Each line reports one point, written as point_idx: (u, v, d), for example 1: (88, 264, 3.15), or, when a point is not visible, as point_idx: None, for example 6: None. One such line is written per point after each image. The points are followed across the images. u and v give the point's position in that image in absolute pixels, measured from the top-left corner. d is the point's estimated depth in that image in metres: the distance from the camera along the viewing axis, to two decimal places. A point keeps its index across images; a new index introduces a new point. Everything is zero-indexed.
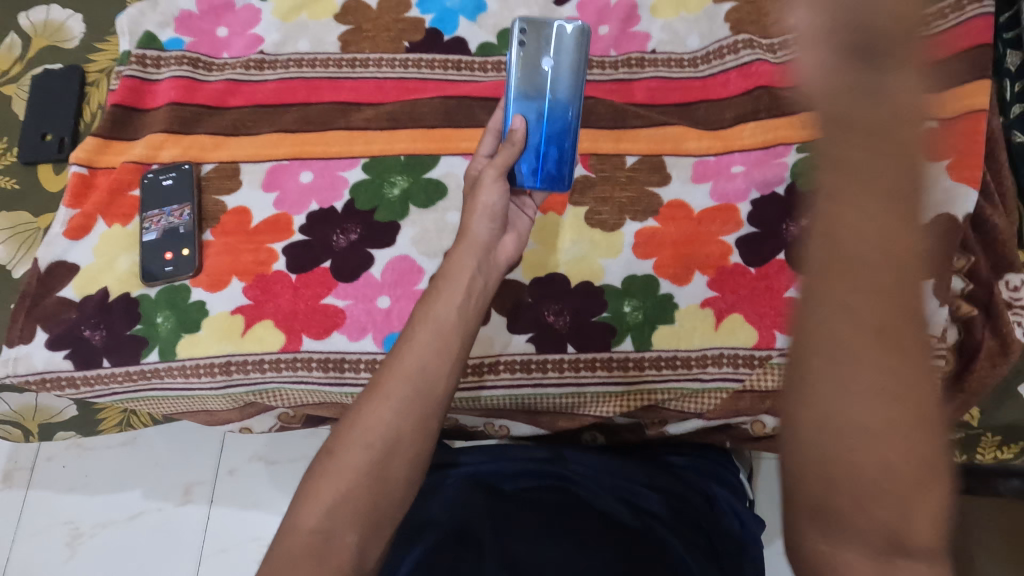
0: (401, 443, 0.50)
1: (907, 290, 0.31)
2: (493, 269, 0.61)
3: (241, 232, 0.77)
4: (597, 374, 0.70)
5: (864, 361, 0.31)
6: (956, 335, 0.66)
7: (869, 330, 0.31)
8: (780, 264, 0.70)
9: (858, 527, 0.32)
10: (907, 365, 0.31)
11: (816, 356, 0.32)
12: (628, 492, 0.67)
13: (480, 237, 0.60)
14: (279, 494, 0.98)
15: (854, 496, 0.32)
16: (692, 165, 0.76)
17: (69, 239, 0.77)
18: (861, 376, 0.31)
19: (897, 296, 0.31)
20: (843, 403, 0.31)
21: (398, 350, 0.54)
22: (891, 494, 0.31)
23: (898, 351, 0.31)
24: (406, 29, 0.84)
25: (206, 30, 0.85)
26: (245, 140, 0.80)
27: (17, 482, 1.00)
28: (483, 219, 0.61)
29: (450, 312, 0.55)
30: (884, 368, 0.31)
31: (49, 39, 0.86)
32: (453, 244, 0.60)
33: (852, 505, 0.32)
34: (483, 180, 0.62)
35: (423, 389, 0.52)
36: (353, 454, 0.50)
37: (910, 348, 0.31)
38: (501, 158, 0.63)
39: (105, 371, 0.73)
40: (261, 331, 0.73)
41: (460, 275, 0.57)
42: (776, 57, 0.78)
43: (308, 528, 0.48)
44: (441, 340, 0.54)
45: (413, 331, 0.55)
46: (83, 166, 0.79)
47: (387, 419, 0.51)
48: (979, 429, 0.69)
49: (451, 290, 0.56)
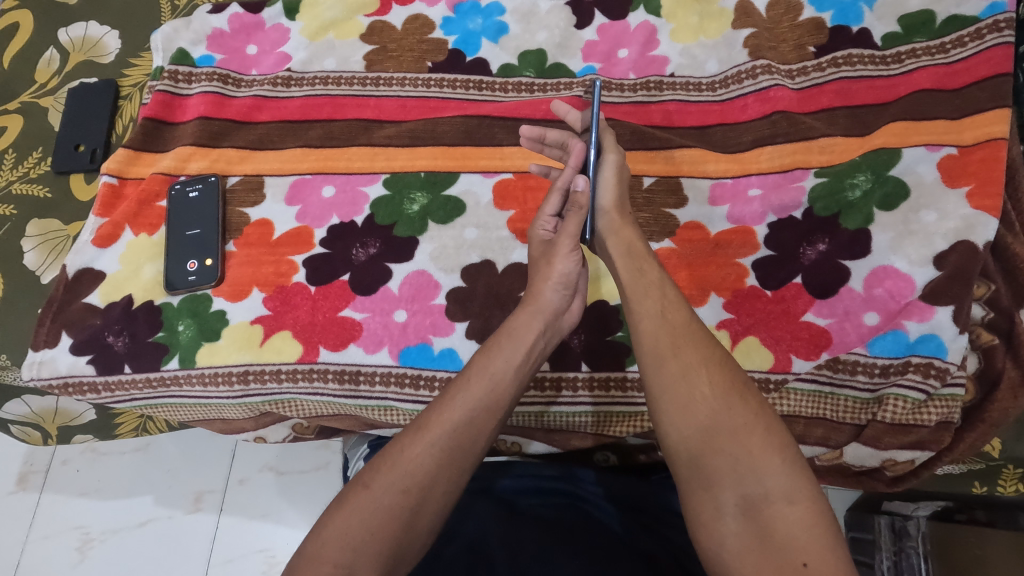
0: (433, 493, 0.51)
1: (681, 344, 0.53)
2: (555, 334, 0.64)
3: (263, 243, 0.78)
4: (615, 395, 0.71)
5: (677, 394, 0.51)
6: (975, 364, 0.65)
7: (667, 354, 0.53)
8: (797, 287, 0.70)
9: (736, 515, 0.47)
10: (704, 387, 0.51)
11: (659, 408, 0.52)
12: (644, 516, 0.66)
13: (550, 303, 0.63)
14: (288, 504, 0.98)
15: (719, 481, 0.48)
16: (709, 188, 0.77)
17: (96, 247, 0.79)
18: (680, 405, 0.51)
19: (676, 350, 0.53)
20: (679, 423, 0.50)
21: (447, 398, 0.55)
22: (736, 475, 0.47)
23: (694, 380, 0.51)
24: (429, 50, 0.86)
25: (237, 48, 0.88)
26: (271, 154, 0.82)
27: (31, 485, 1.02)
28: (557, 286, 0.64)
29: (506, 369, 0.57)
30: (688, 394, 0.51)
31: (86, 54, 0.89)
32: (523, 305, 0.63)
33: (722, 493, 0.47)
34: (558, 249, 0.65)
35: (465, 443, 0.52)
36: (388, 496, 0.50)
37: (699, 377, 0.51)
38: (570, 225, 0.65)
39: (126, 378, 0.74)
40: (279, 342, 0.74)
41: (525, 335, 0.60)
42: (795, 83, 0.79)
43: (330, 559, 0.47)
44: (492, 397, 0.55)
45: (466, 378, 0.56)
46: (113, 176, 0.81)
47: (427, 467, 0.51)
48: (1000, 460, 0.67)
49: (512, 349, 0.58)
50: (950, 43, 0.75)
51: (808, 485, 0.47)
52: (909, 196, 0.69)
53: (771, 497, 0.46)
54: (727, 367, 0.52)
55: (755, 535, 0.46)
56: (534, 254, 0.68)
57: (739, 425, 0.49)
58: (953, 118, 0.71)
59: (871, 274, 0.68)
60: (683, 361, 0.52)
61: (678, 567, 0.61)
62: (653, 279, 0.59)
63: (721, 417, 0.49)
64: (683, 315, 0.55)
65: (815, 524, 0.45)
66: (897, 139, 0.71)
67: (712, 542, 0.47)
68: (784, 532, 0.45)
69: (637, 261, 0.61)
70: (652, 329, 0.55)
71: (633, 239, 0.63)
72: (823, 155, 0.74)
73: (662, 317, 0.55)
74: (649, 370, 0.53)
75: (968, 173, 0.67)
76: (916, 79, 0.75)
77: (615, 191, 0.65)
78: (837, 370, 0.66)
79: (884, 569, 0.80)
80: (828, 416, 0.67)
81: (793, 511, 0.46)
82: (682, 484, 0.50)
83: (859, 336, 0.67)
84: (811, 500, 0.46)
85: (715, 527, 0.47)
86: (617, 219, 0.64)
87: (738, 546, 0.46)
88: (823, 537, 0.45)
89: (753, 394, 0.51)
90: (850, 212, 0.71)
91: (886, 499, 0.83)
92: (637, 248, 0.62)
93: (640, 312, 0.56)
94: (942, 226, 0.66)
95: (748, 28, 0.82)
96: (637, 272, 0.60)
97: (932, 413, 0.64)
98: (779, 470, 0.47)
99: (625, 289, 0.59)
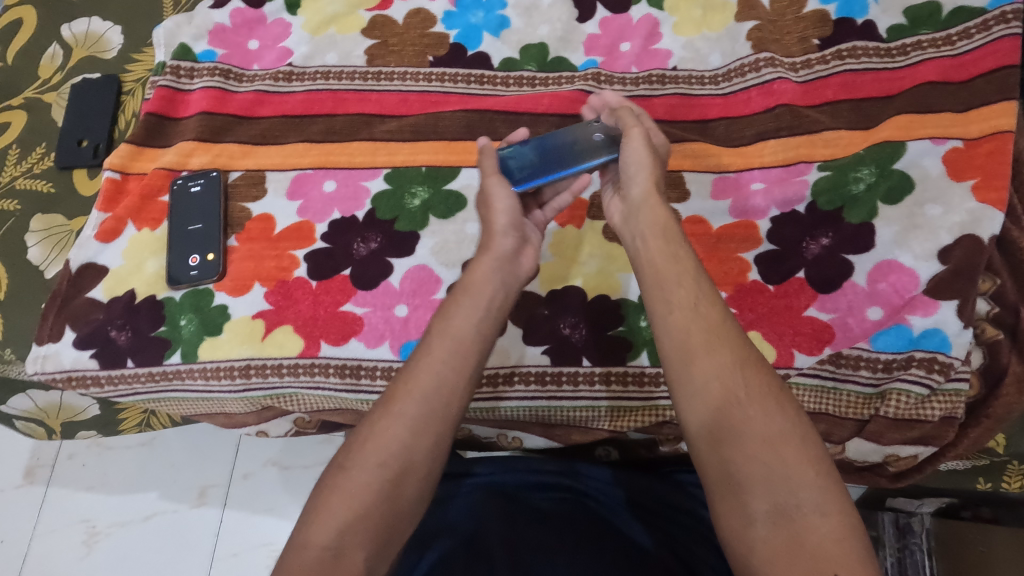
0: (412, 462, 0.50)
1: (716, 343, 0.49)
2: (514, 280, 0.61)
3: (265, 238, 0.79)
4: (615, 390, 0.70)
5: (710, 396, 0.48)
6: (979, 359, 0.64)
7: (698, 351, 0.49)
8: (800, 282, 0.70)
9: (766, 523, 0.44)
10: (738, 392, 0.47)
11: (690, 409, 0.49)
12: (648, 513, 0.66)
13: (503, 249, 0.61)
14: (291, 499, 0.99)
15: (750, 489, 0.45)
16: (711, 182, 0.76)
17: (100, 242, 0.79)
18: (714, 407, 0.47)
19: (709, 348, 0.49)
20: (713, 427, 0.47)
21: (411, 365, 0.54)
22: (770, 484, 0.44)
23: (728, 384, 0.48)
24: (430, 44, 0.86)
25: (239, 43, 0.88)
26: (272, 149, 0.82)
27: (37, 478, 1.02)
28: (506, 231, 0.62)
29: (468, 328, 0.56)
30: (721, 397, 0.47)
31: (89, 49, 0.89)
32: (475, 255, 0.61)
33: (753, 500, 0.44)
34: (492, 190, 0.65)
35: (439, 408, 0.52)
36: (364, 472, 0.50)
37: (735, 381, 0.48)
38: (490, 163, 0.66)
39: (129, 371, 0.74)
40: (281, 337, 0.74)
41: (482, 289, 0.58)
42: (799, 76, 0.79)
43: (316, 544, 0.47)
44: (459, 358, 0.54)
45: (430, 342, 0.55)
46: (116, 172, 0.82)
47: (400, 438, 0.51)
48: (1005, 456, 0.66)
49: (469, 305, 0.57)
50: (956, 35, 0.74)
51: (839, 497, 0.44)
52: (913, 190, 0.68)
53: (803, 506, 0.43)
54: (764, 369, 0.48)
55: (786, 545, 0.43)
56: (482, 167, 0.66)
57: (776, 433, 0.46)
58: (958, 111, 0.70)
59: (875, 269, 0.68)
60: (715, 361, 0.49)
61: (682, 567, 0.60)
62: (691, 272, 0.53)
63: (757, 425, 0.46)
64: (717, 310, 0.51)
65: (847, 538, 0.42)
66: (902, 133, 0.71)
67: (741, 548, 0.45)
68: (816, 545, 0.42)
69: (671, 247, 0.55)
70: (684, 323, 0.51)
71: (665, 219, 0.57)
72: (827, 148, 0.74)
73: (696, 313, 0.51)
74: (677, 366, 0.50)
75: (974, 166, 0.67)
76: (922, 70, 0.74)
77: (650, 164, 0.60)
78: (839, 364, 0.65)
79: (888, 566, 0.80)
80: (831, 412, 0.66)
81: (824, 523, 0.43)
82: (711, 487, 0.47)
83: (863, 331, 0.66)
84: (843, 512, 0.43)
85: (743, 534, 0.45)
86: (650, 191, 0.59)
87: (767, 553, 0.43)
88: (856, 551, 0.42)
89: (790, 399, 0.47)
90: (853, 206, 0.70)
91: (891, 496, 0.82)
92: (672, 231, 0.56)
93: (673, 304, 0.52)
94: (947, 219, 0.66)
95: (752, 21, 0.82)
96: (676, 258, 0.54)
97: (936, 409, 0.63)
98: (812, 481, 0.44)
99: (654, 272, 0.55)
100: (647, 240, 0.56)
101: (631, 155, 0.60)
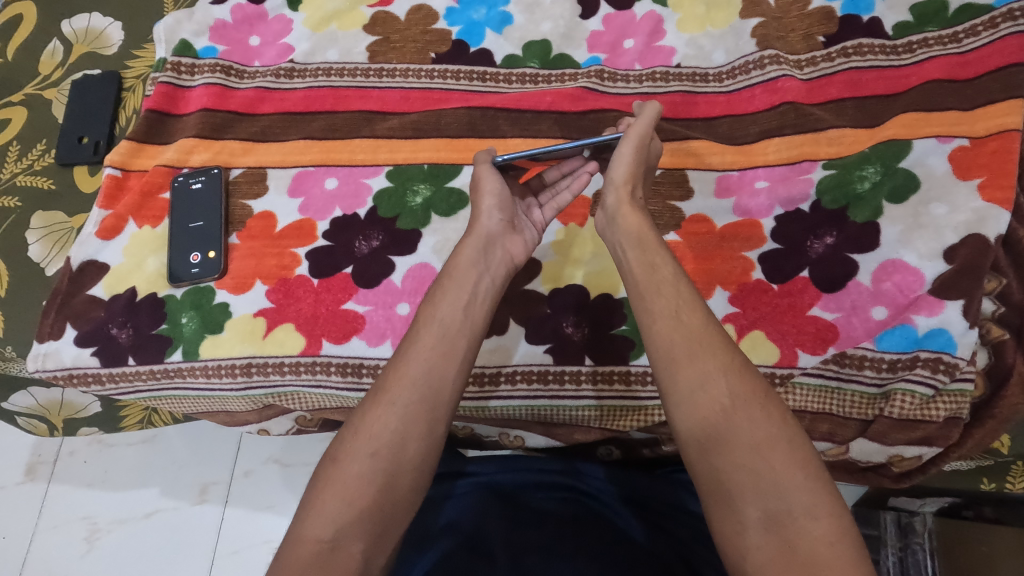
0: (405, 450, 0.50)
1: (698, 350, 0.49)
2: (499, 264, 0.62)
3: (266, 236, 0.78)
4: (617, 389, 0.70)
5: (695, 405, 0.48)
6: (985, 359, 0.64)
7: (682, 359, 0.49)
8: (804, 281, 0.69)
9: (759, 529, 0.44)
10: (722, 399, 0.47)
11: (677, 419, 0.48)
12: (650, 513, 0.66)
13: (488, 229, 0.63)
14: (292, 497, 0.99)
15: (741, 496, 0.44)
16: (715, 180, 0.76)
17: (100, 239, 0.79)
18: (701, 416, 0.47)
19: (692, 356, 0.49)
20: (700, 436, 0.47)
21: (403, 354, 0.54)
22: (760, 492, 0.44)
23: (713, 392, 0.48)
24: (432, 40, 0.85)
25: (240, 39, 0.88)
26: (274, 146, 0.82)
27: (39, 475, 1.02)
28: (492, 211, 0.64)
29: (455, 315, 0.56)
30: (706, 405, 0.47)
31: (89, 45, 0.89)
32: (463, 237, 0.63)
33: (745, 506, 0.44)
34: (481, 175, 0.66)
35: (429, 395, 0.52)
36: (358, 462, 0.49)
37: (718, 389, 0.48)
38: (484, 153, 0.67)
39: (129, 369, 0.74)
40: (282, 335, 0.74)
41: (466, 276, 0.59)
42: (803, 73, 0.78)
43: (313, 537, 0.47)
44: (446, 344, 0.54)
45: (418, 330, 0.56)
46: (117, 169, 0.81)
47: (392, 426, 0.50)
48: (1009, 456, 0.66)
49: (455, 293, 0.57)
50: (962, 33, 0.73)
51: (829, 500, 0.43)
52: (918, 188, 0.68)
53: (794, 511, 0.43)
54: (748, 374, 0.48)
55: (779, 551, 0.43)
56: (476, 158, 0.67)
57: (762, 438, 0.45)
58: (965, 109, 0.70)
59: (879, 268, 0.67)
60: (698, 368, 0.48)
61: (684, 568, 0.60)
62: (672, 280, 0.54)
63: (743, 432, 0.46)
64: (699, 317, 0.51)
65: (839, 541, 0.42)
66: (907, 131, 0.70)
67: (735, 554, 0.44)
68: (808, 550, 0.42)
69: (651, 255, 0.56)
70: (666, 331, 0.51)
71: (640, 227, 0.59)
72: (831, 146, 0.73)
73: (677, 320, 0.51)
74: (663, 375, 0.50)
75: (980, 165, 0.66)
76: (927, 68, 0.74)
77: (629, 168, 0.61)
78: (843, 364, 0.65)
79: (889, 565, 0.80)
80: (834, 412, 0.66)
81: (815, 527, 0.43)
82: (704, 495, 0.47)
83: (867, 331, 0.66)
84: (834, 515, 0.43)
85: (737, 540, 0.44)
86: (625, 198, 0.60)
87: (761, 559, 0.43)
88: (847, 554, 0.42)
89: (775, 403, 0.47)
90: (857, 205, 0.70)
91: (894, 497, 0.81)
92: (651, 240, 0.58)
93: (655, 313, 0.52)
94: (952, 219, 0.66)
95: (756, 18, 0.81)
96: (655, 268, 0.55)
97: (940, 409, 0.63)
98: (801, 484, 0.44)
99: (637, 281, 0.55)
100: (627, 248, 0.58)
101: (621, 157, 0.61)
